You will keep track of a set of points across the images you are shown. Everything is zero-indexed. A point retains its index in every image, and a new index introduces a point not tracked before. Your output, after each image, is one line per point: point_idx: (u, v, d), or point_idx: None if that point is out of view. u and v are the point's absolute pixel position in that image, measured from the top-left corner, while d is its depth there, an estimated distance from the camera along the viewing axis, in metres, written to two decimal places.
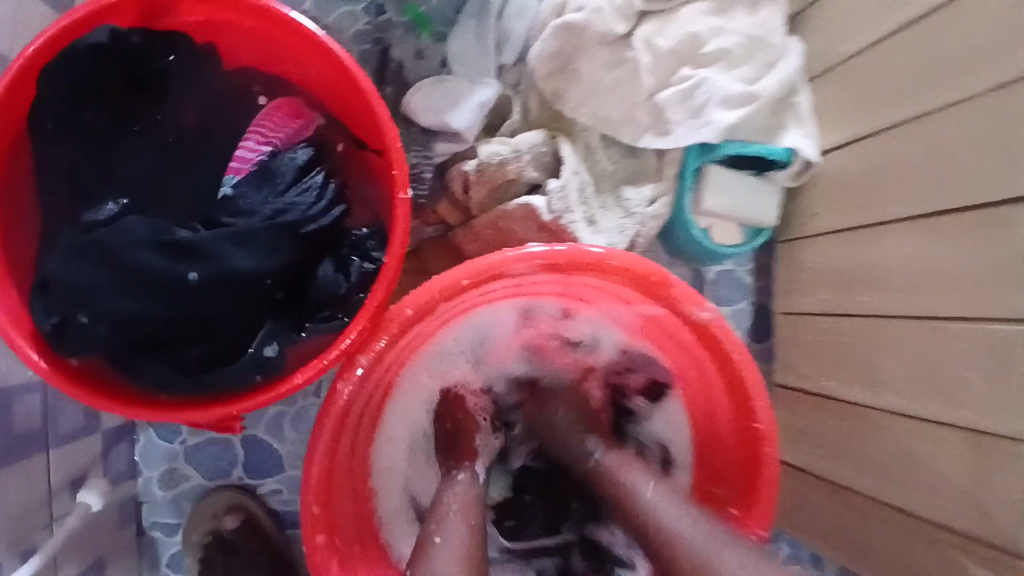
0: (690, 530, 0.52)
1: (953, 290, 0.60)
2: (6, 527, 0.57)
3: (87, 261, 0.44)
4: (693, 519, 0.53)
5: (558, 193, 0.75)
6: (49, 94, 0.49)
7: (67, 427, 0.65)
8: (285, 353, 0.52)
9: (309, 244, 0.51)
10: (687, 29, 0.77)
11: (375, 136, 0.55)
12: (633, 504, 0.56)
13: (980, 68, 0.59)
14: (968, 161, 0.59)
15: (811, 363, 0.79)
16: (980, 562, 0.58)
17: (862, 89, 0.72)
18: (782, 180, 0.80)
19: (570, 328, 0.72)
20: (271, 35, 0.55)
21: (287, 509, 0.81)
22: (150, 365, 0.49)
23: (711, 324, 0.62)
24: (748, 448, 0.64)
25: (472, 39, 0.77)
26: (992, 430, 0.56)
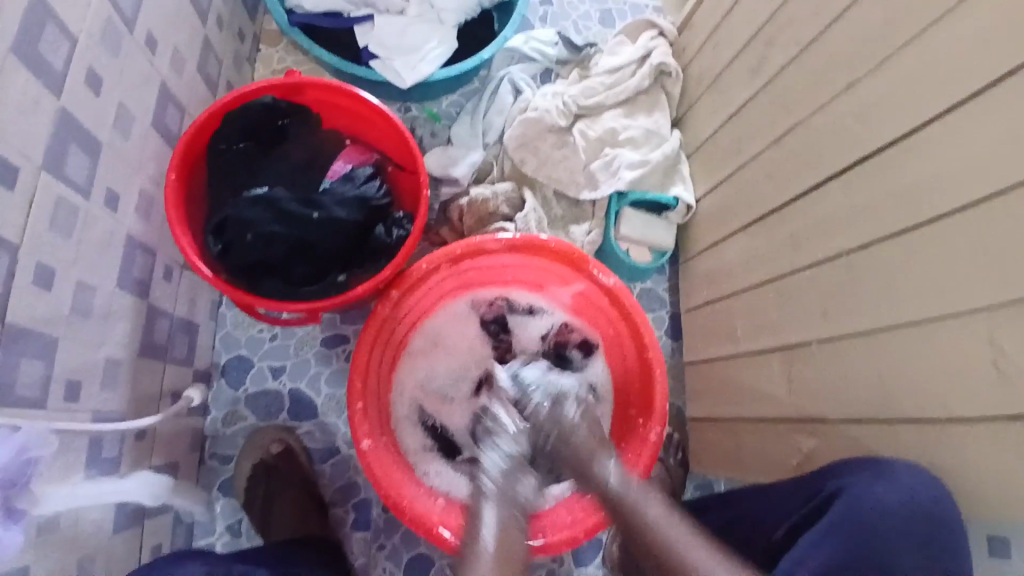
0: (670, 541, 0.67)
1: (766, 263, 0.94)
2: (136, 400, 0.83)
3: (258, 206, 0.79)
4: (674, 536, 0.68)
5: (522, 221, 1.13)
6: (226, 128, 0.86)
7: (178, 353, 0.95)
8: (351, 279, 0.85)
9: (371, 214, 0.86)
10: (606, 124, 1.20)
11: (412, 163, 0.92)
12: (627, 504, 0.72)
13: (761, 130, 0.98)
14: (762, 186, 0.97)
15: (704, 341, 1.10)
16: (805, 434, 0.84)
17: (712, 157, 1.13)
18: (674, 219, 1.18)
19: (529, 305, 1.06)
20: (352, 107, 0.94)
21: (316, 447, 1.07)
22: (269, 279, 0.82)
23: (616, 287, 0.95)
24: (644, 375, 0.94)
25: (469, 128, 1.21)
26: (795, 342, 0.87)
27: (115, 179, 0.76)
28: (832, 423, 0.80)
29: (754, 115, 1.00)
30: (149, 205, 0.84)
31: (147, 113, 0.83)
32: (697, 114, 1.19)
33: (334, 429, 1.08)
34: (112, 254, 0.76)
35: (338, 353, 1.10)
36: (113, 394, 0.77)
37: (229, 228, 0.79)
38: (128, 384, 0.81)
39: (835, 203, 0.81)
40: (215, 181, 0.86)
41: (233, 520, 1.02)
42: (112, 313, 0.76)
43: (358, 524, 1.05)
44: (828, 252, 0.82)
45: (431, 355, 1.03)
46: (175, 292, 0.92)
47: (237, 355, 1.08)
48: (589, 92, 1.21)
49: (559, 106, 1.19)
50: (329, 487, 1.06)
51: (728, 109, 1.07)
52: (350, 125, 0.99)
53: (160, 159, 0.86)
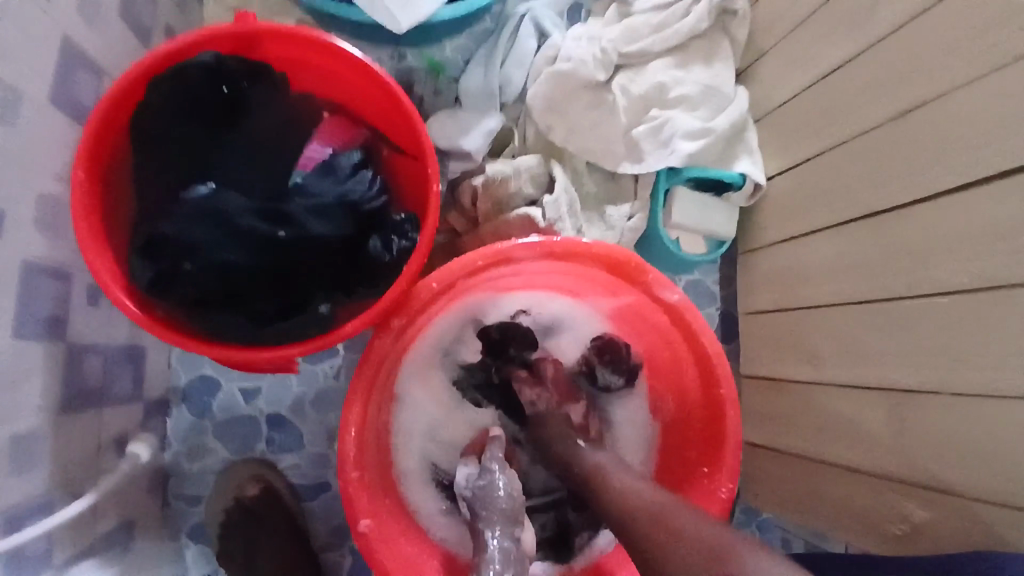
0: (649, 497, 0.58)
1: (868, 281, 0.75)
2: (66, 470, 0.65)
3: (202, 219, 0.57)
4: (649, 490, 0.59)
5: (551, 205, 0.90)
6: (152, 99, 0.62)
7: (118, 391, 0.75)
8: (336, 311, 0.64)
9: (362, 222, 0.64)
10: (653, 79, 0.95)
11: (416, 144, 0.68)
12: (601, 482, 0.63)
13: (876, 102, 0.74)
14: (868, 179, 0.75)
15: (771, 353, 0.91)
16: (915, 502, 0.68)
17: (791, 128, 0.89)
18: (738, 201, 0.96)
19: (557, 320, 0.86)
20: (332, 65, 0.69)
21: (303, 482, 0.89)
22: (222, 314, 0.61)
23: (680, 304, 0.74)
24: (713, 412, 0.75)
25: (480, 82, 0.94)
26: (913, 388, 0.68)
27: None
28: (965, 496, 0.63)
29: (862, 79, 0.76)
30: (53, 210, 0.61)
31: (42, 82, 0.58)
32: (767, 65, 0.93)
33: (323, 460, 0.89)
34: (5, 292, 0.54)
35: (326, 370, 0.90)
36: (30, 476, 0.59)
37: (165, 250, 0.58)
38: (50, 455, 0.62)
39: (988, 215, 0.61)
40: (144, 176, 0.63)
41: (207, 572, 0.87)
42: (13, 373, 0.56)
43: (357, 570, 0.89)
44: (974, 277, 0.62)
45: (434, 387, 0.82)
46: (108, 318, 0.71)
47: (199, 376, 0.88)
48: (630, 36, 0.95)
49: (596, 55, 0.93)
50: (320, 531, 0.89)
51: (820, 67, 0.83)
52: (326, 86, 0.73)
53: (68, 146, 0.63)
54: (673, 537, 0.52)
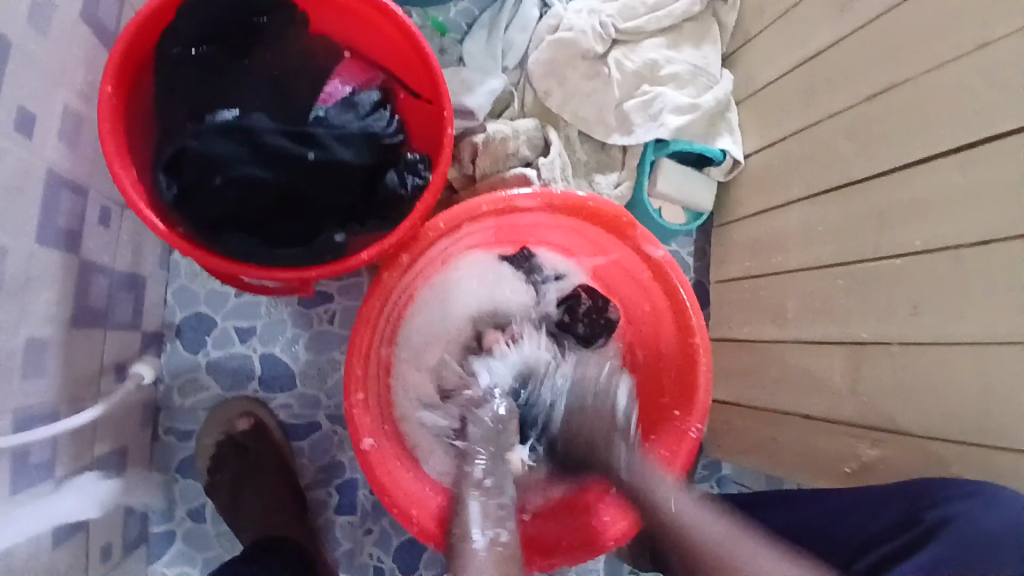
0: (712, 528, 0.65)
1: (834, 247, 0.82)
2: (69, 384, 0.66)
3: (234, 137, 0.61)
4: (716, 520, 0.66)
5: (546, 166, 0.95)
6: (181, 23, 0.64)
7: (119, 317, 0.76)
8: (350, 241, 0.67)
9: (380, 155, 0.68)
10: (646, 56, 1.01)
11: (432, 91, 0.72)
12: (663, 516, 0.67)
13: (851, 82, 0.82)
14: (837, 155, 0.83)
15: (739, 315, 0.99)
16: (862, 443, 0.76)
17: (772, 109, 0.96)
18: (716, 175, 1.03)
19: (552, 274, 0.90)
20: (352, 5, 0.71)
21: (294, 422, 0.92)
22: (241, 233, 0.64)
23: (664, 260, 0.79)
24: (685, 361, 0.80)
25: (484, 46, 0.99)
26: (868, 340, 0.76)
27: (31, 93, 0.55)
28: (914, 435, 0.71)
29: (838, 64, 0.84)
30: (75, 124, 0.63)
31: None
32: (751, 51, 1.02)
33: (313, 400, 0.92)
34: (27, 195, 0.56)
35: (320, 313, 0.92)
36: (38, 383, 0.60)
37: (190, 168, 0.61)
38: (57, 366, 0.63)
39: (944, 185, 0.69)
40: (169, 99, 0.65)
41: (196, 505, 0.89)
42: (29, 277, 0.57)
43: (343, 507, 0.92)
44: (930, 239, 0.70)
45: (435, 342, 0.89)
46: (112, 240, 0.73)
47: (195, 313, 0.89)
48: (628, 13, 1.00)
49: (596, 28, 0.98)
50: (308, 469, 0.92)
51: (800, 54, 0.91)
52: (345, 27, 0.75)
53: (93, 63, 0.64)
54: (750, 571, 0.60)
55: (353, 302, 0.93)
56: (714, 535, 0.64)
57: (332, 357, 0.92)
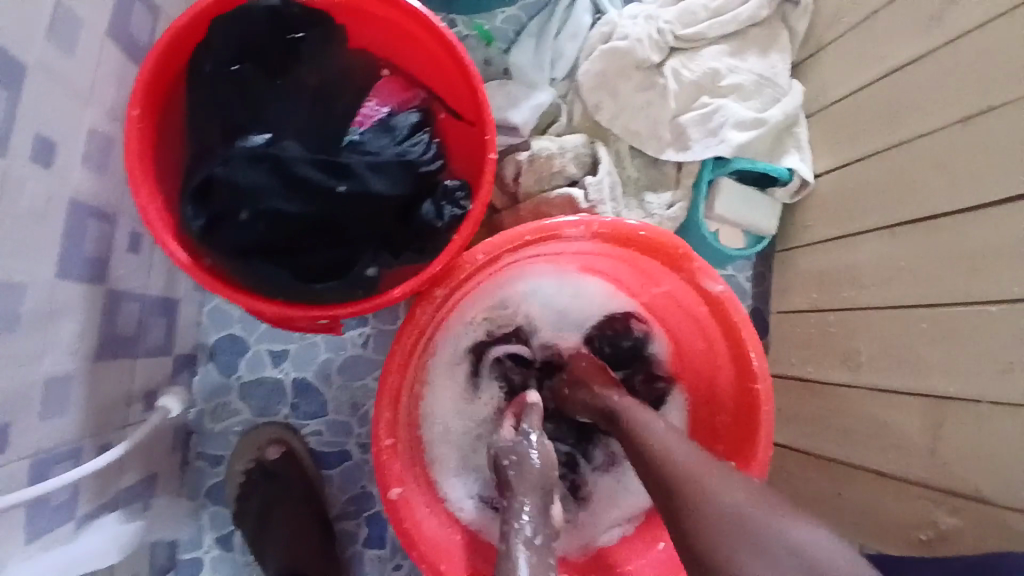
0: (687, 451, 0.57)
1: (916, 286, 0.73)
2: (95, 417, 0.63)
3: (260, 166, 0.56)
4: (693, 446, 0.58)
5: (593, 186, 0.87)
6: (213, 43, 0.60)
7: (150, 343, 0.73)
8: (382, 274, 0.63)
9: (418, 183, 0.63)
10: (707, 64, 0.92)
11: (474, 111, 0.66)
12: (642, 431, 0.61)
13: (944, 100, 0.72)
14: (923, 183, 0.73)
15: (802, 353, 0.91)
16: (942, 510, 0.68)
17: (847, 126, 0.87)
18: (780, 196, 0.95)
19: (583, 301, 0.85)
20: (391, 19, 0.66)
21: (325, 449, 0.88)
22: (268, 268, 0.59)
23: (723, 296, 0.71)
24: (745, 408, 0.72)
25: (531, 57, 0.92)
26: (954, 395, 0.67)
27: (53, 124, 0.52)
28: (1001, 504, 0.62)
29: (926, 79, 0.74)
30: (105, 152, 0.60)
31: (101, 15, 0.56)
32: (823, 60, 0.92)
33: (345, 428, 0.89)
34: (50, 228, 0.53)
35: (354, 338, 0.88)
36: (59, 423, 0.58)
37: (216, 199, 0.57)
38: (82, 401, 0.61)
39: None
40: (199, 122, 0.61)
41: (224, 532, 0.87)
42: (53, 314, 0.55)
43: (371, 540, 0.89)
44: None
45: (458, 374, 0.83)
46: (144, 265, 0.70)
47: (228, 334, 0.87)
48: (687, 18, 0.92)
49: (652, 35, 0.91)
50: (337, 499, 0.89)
51: (880, 67, 0.81)
52: (383, 42, 0.70)
53: (123, 85, 0.62)
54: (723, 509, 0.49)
55: (387, 326, 0.89)
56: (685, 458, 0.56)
57: (364, 384, 0.89)
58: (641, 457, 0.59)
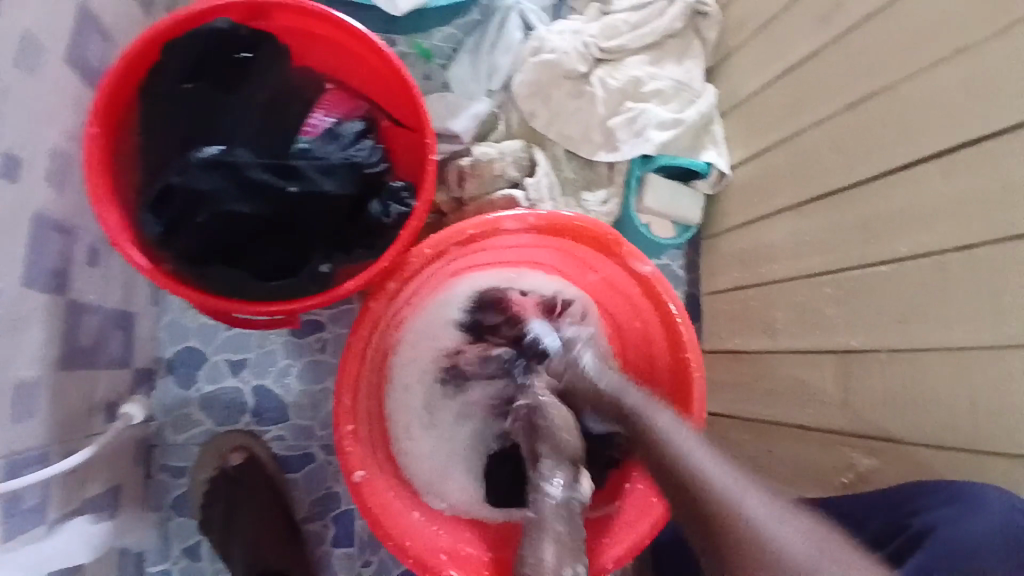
0: (663, 420, 0.64)
1: (820, 256, 0.83)
2: (59, 427, 0.66)
3: (216, 172, 0.61)
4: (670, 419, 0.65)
5: (534, 187, 0.96)
6: (168, 63, 0.65)
7: (109, 355, 0.76)
8: (336, 270, 0.68)
9: (366, 182, 0.69)
10: (630, 73, 1.02)
11: (414, 117, 0.73)
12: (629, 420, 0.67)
13: (835, 95, 0.82)
14: (823, 163, 0.83)
15: (730, 326, 0.99)
16: (857, 451, 0.76)
17: (758, 121, 0.97)
18: (703, 188, 1.04)
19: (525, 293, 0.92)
20: (334, 39, 0.72)
21: (288, 453, 0.91)
22: (227, 268, 0.65)
23: (652, 276, 0.78)
24: (678, 377, 0.79)
25: (468, 70, 1.01)
26: (857, 346, 0.76)
27: (18, 137, 0.55)
28: (902, 442, 0.71)
29: (821, 73, 0.85)
30: (66, 166, 0.64)
31: (62, 37, 0.60)
32: (733, 65, 1.03)
33: (307, 431, 0.92)
34: (16, 236, 0.56)
35: (312, 343, 0.92)
36: (28, 425, 0.61)
37: (171, 207, 0.62)
38: (48, 408, 0.63)
39: (927, 187, 0.70)
40: (155, 135, 0.66)
41: (191, 542, 0.88)
42: (17, 320, 0.58)
43: (339, 538, 0.91)
44: (917, 246, 0.70)
45: (417, 367, 0.88)
46: (102, 277, 0.73)
47: (186, 347, 0.89)
48: (611, 31, 1.02)
49: (579, 48, 0.99)
50: (304, 501, 0.91)
51: (781, 66, 0.92)
52: (326, 58, 0.76)
53: (81, 103, 0.65)
54: (762, 538, 0.50)
55: (345, 329, 0.93)
56: (711, 472, 0.57)
57: (324, 386, 0.92)
58: (664, 463, 0.61)
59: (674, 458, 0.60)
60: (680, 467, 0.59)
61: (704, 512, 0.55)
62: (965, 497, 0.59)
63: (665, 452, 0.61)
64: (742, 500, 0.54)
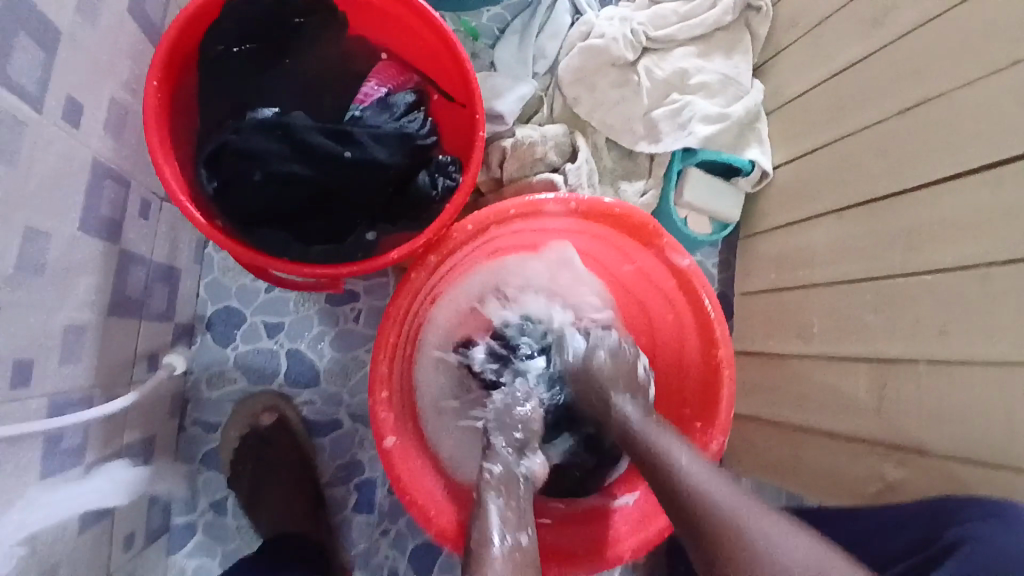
0: (681, 452, 0.61)
1: (860, 261, 0.82)
2: (103, 372, 0.67)
3: (274, 135, 0.63)
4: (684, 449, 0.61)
5: (574, 172, 0.95)
6: (226, 22, 0.66)
7: (154, 309, 0.77)
8: (381, 239, 0.69)
9: (415, 154, 0.69)
10: (676, 65, 1.01)
11: (465, 93, 0.73)
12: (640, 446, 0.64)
13: (883, 98, 0.81)
14: (865, 169, 0.82)
15: (764, 329, 0.99)
16: (887, 460, 0.75)
17: (802, 122, 0.96)
18: (743, 186, 1.03)
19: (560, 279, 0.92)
20: (391, 10, 0.72)
21: (317, 418, 0.93)
22: (276, 229, 0.66)
23: (689, 269, 0.78)
24: (709, 371, 0.79)
25: (514, 53, 0.99)
26: (894, 357, 0.75)
27: (81, 87, 0.56)
28: (934, 456, 0.70)
29: (872, 77, 0.83)
30: (122, 118, 0.65)
31: None
32: (781, 62, 1.01)
33: (336, 398, 0.93)
34: (75, 185, 0.58)
35: (346, 312, 0.93)
36: (74, 369, 0.62)
37: (228, 166, 0.64)
38: (94, 354, 0.65)
39: (973, 200, 0.68)
40: (213, 94, 0.67)
41: (218, 497, 0.90)
42: (74, 265, 0.59)
43: (360, 505, 0.93)
44: (963, 256, 0.69)
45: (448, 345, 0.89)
46: (151, 232, 0.74)
47: (225, 307, 0.91)
48: (660, 21, 1.01)
49: (627, 35, 0.98)
50: (328, 467, 0.93)
51: (830, 67, 0.90)
52: (381, 29, 0.76)
53: (139, 59, 0.66)
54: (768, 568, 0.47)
55: (379, 301, 0.94)
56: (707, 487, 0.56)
57: (355, 355, 0.93)
58: (670, 487, 0.59)
59: (689, 490, 0.56)
60: (676, 482, 0.58)
61: (700, 529, 0.53)
62: (1000, 510, 0.58)
63: (662, 467, 0.60)
64: (761, 532, 0.50)
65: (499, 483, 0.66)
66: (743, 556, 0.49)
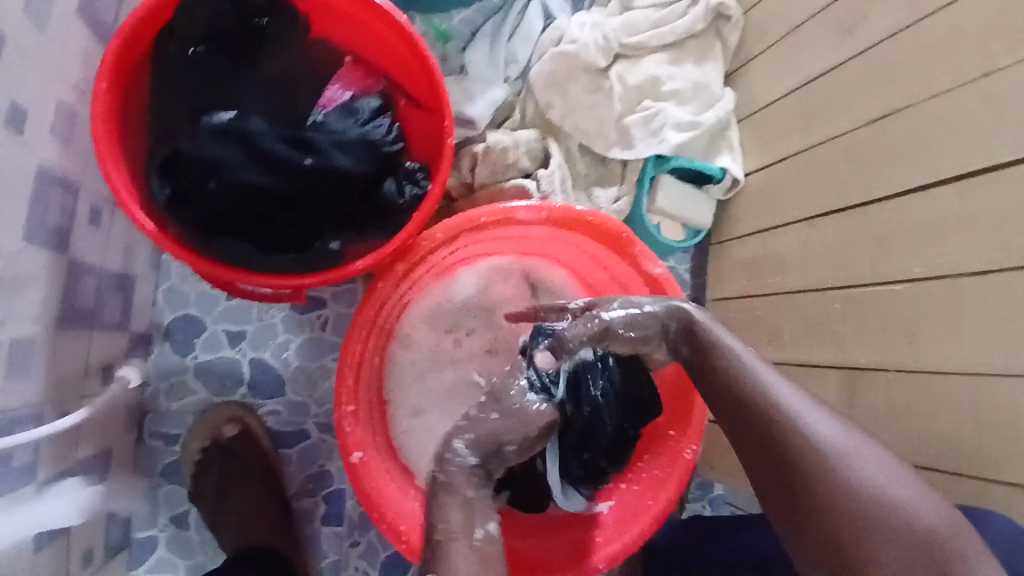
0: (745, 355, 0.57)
1: (829, 269, 0.83)
2: (55, 385, 0.64)
3: (232, 138, 0.60)
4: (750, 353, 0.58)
5: (546, 178, 0.94)
6: (184, 25, 0.63)
7: (107, 319, 0.74)
8: (346, 248, 0.68)
9: (382, 161, 0.68)
10: (648, 72, 1.00)
11: (432, 99, 0.71)
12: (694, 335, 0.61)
13: (853, 109, 0.82)
14: (835, 178, 0.83)
15: (735, 333, 0.99)
16: None
17: (773, 130, 0.96)
18: (715, 193, 1.03)
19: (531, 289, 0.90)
20: (355, 13, 0.71)
21: (284, 429, 0.90)
22: (235, 239, 0.64)
23: (662, 277, 0.77)
24: (680, 380, 0.78)
25: (486, 56, 0.97)
26: (863, 363, 0.76)
27: (25, 89, 0.54)
28: (906, 461, 0.71)
29: (841, 86, 0.84)
30: (70, 123, 0.62)
31: None
32: (751, 71, 1.02)
33: (302, 408, 0.90)
34: (19, 192, 0.55)
35: (312, 320, 0.91)
36: (22, 384, 0.59)
37: (183, 173, 0.61)
38: (45, 367, 0.62)
39: (940, 210, 0.69)
40: (167, 98, 0.65)
41: (179, 511, 0.87)
42: (20, 276, 0.56)
43: (329, 517, 0.91)
44: (928, 266, 0.70)
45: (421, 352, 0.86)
46: (104, 239, 0.71)
47: (184, 316, 0.88)
48: (631, 28, 1.01)
49: (598, 42, 0.97)
50: (295, 478, 0.90)
51: (800, 76, 0.91)
52: (345, 32, 0.74)
53: (89, 60, 0.63)
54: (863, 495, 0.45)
55: (346, 309, 0.92)
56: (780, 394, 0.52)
57: (322, 364, 0.91)
58: (735, 394, 0.55)
59: (766, 399, 0.52)
60: (741, 386, 0.55)
61: (771, 440, 0.50)
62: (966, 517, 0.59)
63: (724, 373, 0.56)
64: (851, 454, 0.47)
65: (475, 475, 0.60)
66: (826, 471, 0.47)
